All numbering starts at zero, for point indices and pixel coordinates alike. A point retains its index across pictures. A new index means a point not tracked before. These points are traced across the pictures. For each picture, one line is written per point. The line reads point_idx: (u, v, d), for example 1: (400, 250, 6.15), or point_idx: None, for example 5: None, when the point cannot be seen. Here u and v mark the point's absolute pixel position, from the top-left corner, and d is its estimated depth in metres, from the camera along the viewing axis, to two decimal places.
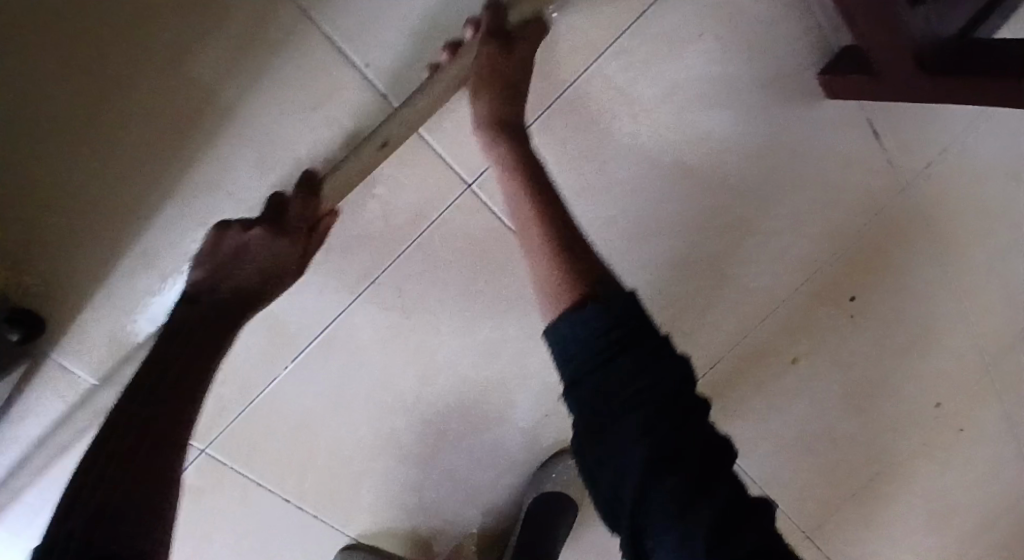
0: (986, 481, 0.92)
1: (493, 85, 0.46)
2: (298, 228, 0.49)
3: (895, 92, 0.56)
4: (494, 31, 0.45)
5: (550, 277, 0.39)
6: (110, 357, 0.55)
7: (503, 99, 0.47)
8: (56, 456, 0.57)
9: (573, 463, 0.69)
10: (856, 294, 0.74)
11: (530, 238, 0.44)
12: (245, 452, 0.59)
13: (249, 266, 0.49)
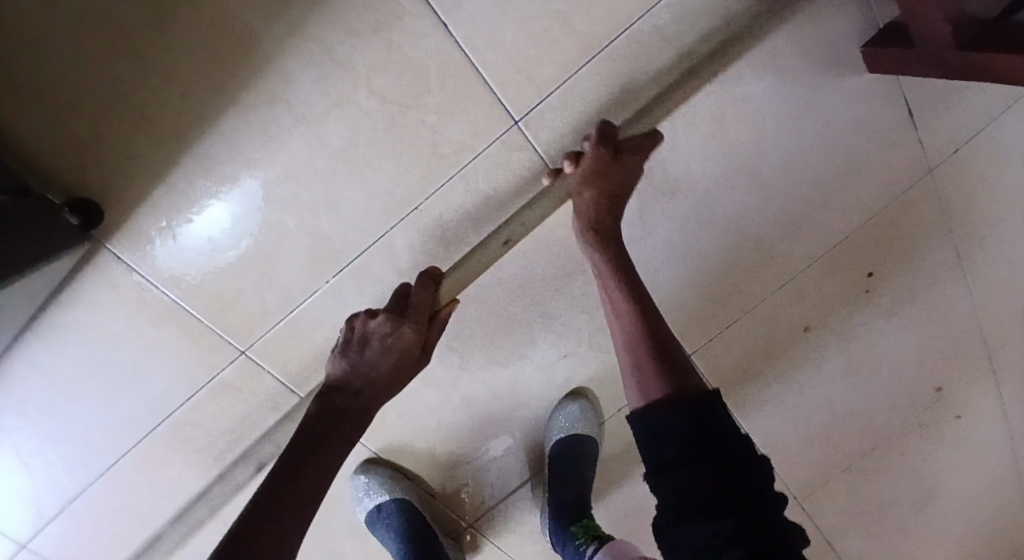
0: (976, 468, 0.96)
1: (595, 191, 0.57)
2: (417, 311, 0.56)
3: (928, 64, 0.58)
4: (603, 140, 0.57)
5: (641, 378, 0.49)
6: (164, 263, 0.58)
7: (601, 203, 0.58)
8: (100, 354, 0.59)
9: (584, 411, 0.73)
10: (873, 271, 0.76)
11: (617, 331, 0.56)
12: (283, 357, 0.63)
13: (379, 353, 0.56)
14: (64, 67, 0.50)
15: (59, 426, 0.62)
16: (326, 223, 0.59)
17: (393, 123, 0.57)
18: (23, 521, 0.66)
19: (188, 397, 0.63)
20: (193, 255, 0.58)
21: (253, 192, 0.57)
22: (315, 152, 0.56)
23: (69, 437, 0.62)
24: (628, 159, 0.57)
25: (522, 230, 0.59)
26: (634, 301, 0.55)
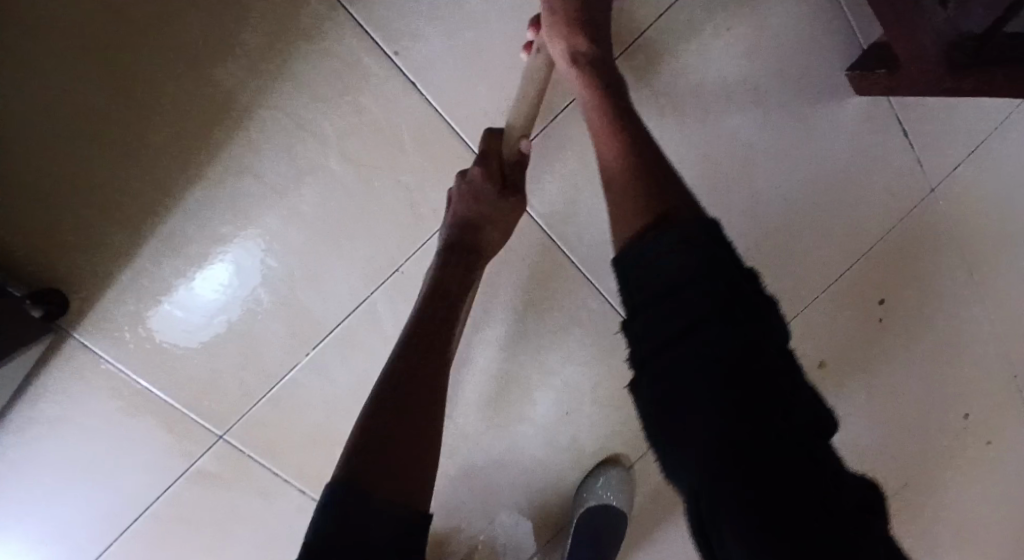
0: None
1: (569, 28, 0.48)
2: (487, 162, 0.52)
3: (921, 87, 0.56)
4: None
5: (631, 203, 0.41)
6: (153, 339, 0.55)
7: (580, 41, 0.48)
8: (68, 448, 0.56)
9: (619, 478, 0.67)
10: (884, 298, 0.72)
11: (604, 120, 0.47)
12: (266, 437, 0.59)
13: (458, 205, 0.52)
14: (24, 154, 0.48)
15: (23, 534, 0.57)
16: (302, 292, 0.56)
17: (368, 185, 0.54)
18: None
19: (165, 489, 0.59)
20: (184, 329, 0.55)
21: (243, 260, 0.54)
22: (287, 221, 0.54)
23: (36, 544, 0.58)
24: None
25: (532, 91, 0.50)
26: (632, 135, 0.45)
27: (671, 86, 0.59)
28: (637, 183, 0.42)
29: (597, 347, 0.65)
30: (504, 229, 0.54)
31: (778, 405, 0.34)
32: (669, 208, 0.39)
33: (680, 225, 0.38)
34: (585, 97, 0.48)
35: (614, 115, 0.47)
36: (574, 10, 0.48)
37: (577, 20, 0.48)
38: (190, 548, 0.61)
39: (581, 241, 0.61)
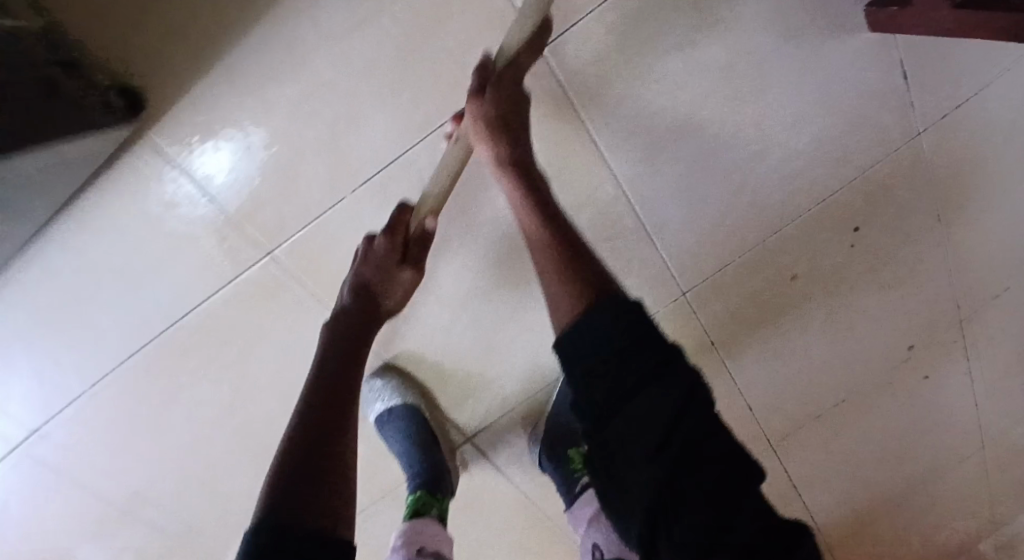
0: (932, 421, 1.07)
1: (487, 139, 0.56)
2: (394, 231, 0.60)
3: (917, 25, 0.63)
4: (477, 87, 0.55)
5: (561, 302, 0.50)
6: (176, 186, 0.60)
7: (495, 147, 0.56)
8: (128, 247, 0.62)
9: None
10: (858, 227, 0.82)
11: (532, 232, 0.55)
12: (308, 260, 0.68)
13: (361, 268, 0.62)
14: None
15: (85, 315, 0.65)
16: (353, 134, 0.61)
17: (424, 40, 0.58)
18: (51, 410, 0.71)
19: (215, 291, 0.67)
20: (198, 185, 0.60)
21: (247, 146, 0.59)
22: (345, 65, 0.57)
23: (99, 324, 0.67)
24: (511, 78, 0.54)
25: (443, 184, 0.58)
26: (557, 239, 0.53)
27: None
28: (569, 270, 0.51)
29: (601, 226, 0.73)
30: (399, 288, 0.64)
31: (690, 463, 0.44)
32: (591, 295, 0.48)
33: (596, 301, 0.48)
34: (517, 205, 0.57)
35: (541, 211, 0.55)
36: (495, 119, 0.55)
37: (499, 135, 0.55)
38: (240, 340, 0.72)
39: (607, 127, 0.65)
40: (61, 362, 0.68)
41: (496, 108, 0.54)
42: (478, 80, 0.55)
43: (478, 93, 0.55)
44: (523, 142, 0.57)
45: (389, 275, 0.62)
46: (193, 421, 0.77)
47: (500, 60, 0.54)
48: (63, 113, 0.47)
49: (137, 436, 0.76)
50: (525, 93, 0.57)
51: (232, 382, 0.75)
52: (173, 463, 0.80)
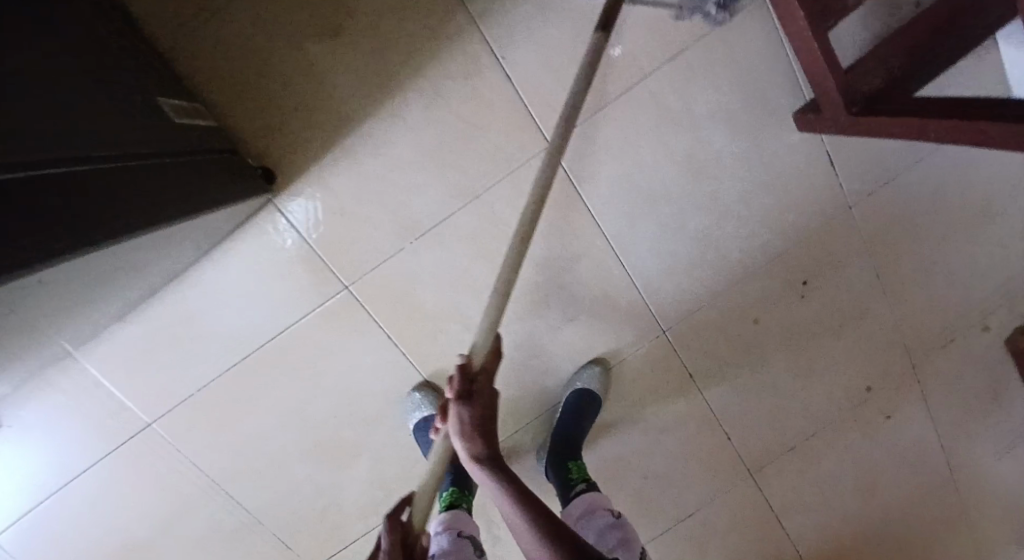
0: (903, 462, 1.20)
1: (471, 438, 0.59)
2: None
3: (831, 127, 0.84)
4: (459, 396, 0.60)
5: None
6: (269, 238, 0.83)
7: (477, 446, 0.59)
8: (248, 276, 0.84)
9: (599, 374, 0.99)
10: (806, 280, 1.03)
11: (512, 509, 0.58)
12: (372, 294, 0.87)
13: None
14: (267, 79, 0.77)
15: (206, 330, 0.85)
16: (416, 198, 0.85)
17: (469, 136, 0.83)
18: (159, 407, 0.88)
19: (302, 317, 0.87)
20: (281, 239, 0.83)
21: (312, 209, 0.83)
22: (415, 150, 0.83)
23: (212, 339, 0.86)
24: (488, 394, 0.63)
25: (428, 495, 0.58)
26: (540, 519, 0.56)
27: (673, 104, 0.88)
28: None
29: (597, 274, 0.95)
30: None
31: None
32: None
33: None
34: (498, 491, 0.59)
35: (530, 503, 0.57)
36: (481, 424, 0.60)
37: (482, 433, 0.60)
38: (309, 363, 0.89)
39: (597, 198, 0.91)
40: (176, 364, 0.86)
41: (482, 402, 0.61)
42: (468, 387, 0.61)
43: (468, 399, 0.60)
44: (493, 439, 0.61)
45: None
46: (265, 429, 0.92)
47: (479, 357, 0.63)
48: (233, 182, 0.72)
49: (219, 436, 0.91)
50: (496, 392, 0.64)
51: (300, 397, 0.91)
52: (240, 467, 0.93)
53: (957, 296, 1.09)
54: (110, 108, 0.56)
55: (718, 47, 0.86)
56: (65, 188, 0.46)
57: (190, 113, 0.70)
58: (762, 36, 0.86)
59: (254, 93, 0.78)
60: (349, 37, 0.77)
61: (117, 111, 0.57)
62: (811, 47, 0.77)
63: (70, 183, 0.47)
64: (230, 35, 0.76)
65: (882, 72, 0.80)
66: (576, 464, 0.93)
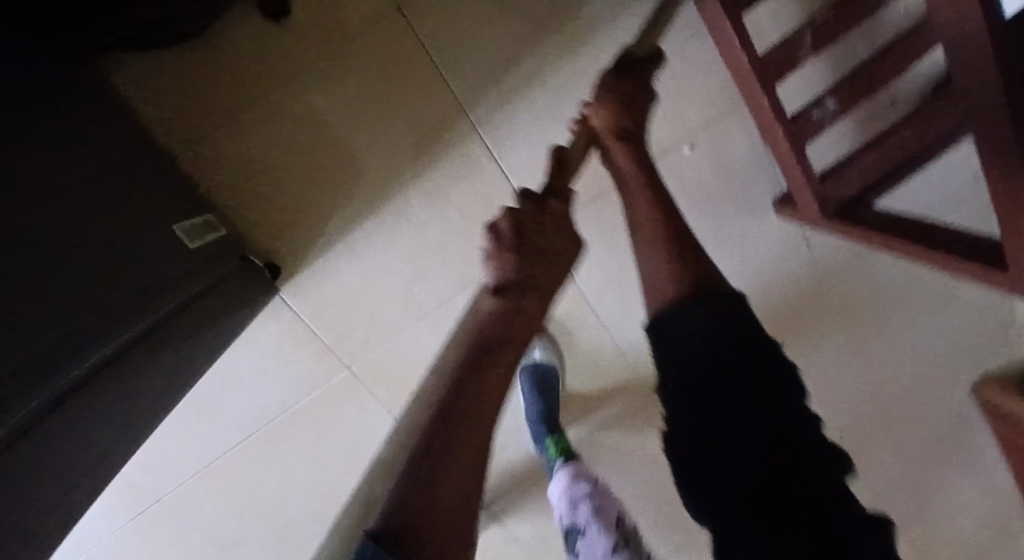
0: (882, 518, 1.25)
1: (613, 110, 0.61)
2: (540, 203, 0.57)
3: (813, 223, 0.89)
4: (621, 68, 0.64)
5: (663, 264, 0.54)
6: (262, 325, 0.86)
7: (624, 121, 0.62)
8: (254, 360, 0.88)
9: (546, 345, 0.96)
10: (785, 352, 1.09)
11: (646, 213, 0.58)
12: (374, 374, 0.92)
13: (515, 240, 0.54)
14: (279, 180, 0.81)
15: (213, 411, 0.89)
16: (417, 287, 0.89)
17: (471, 230, 0.87)
18: (165, 478, 0.91)
19: (307, 396, 0.91)
20: (275, 326, 0.87)
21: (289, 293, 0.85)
22: (418, 243, 0.87)
23: (218, 419, 0.90)
24: (642, 75, 0.64)
25: (581, 142, 0.64)
26: (668, 218, 0.57)
27: (660, 197, 0.94)
28: (676, 257, 0.54)
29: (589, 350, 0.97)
30: (557, 264, 0.55)
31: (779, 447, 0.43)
32: (699, 283, 0.50)
33: (711, 292, 0.49)
34: (632, 170, 0.61)
35: (664, 204, 0.58)
36: (622, 108, 0.61)
37: (625, 107, 0.62)
38: (313, 438, 0.94)
39: (590, 283, 0.93)
40: (182, 438, 0.90)
41: (632, 82, 0.63)
42: (624, 63, 0.64)
43: (616, 71, 0.63)
44: (643, 114, 0.63)
45: (558, 239, 0.56)
46: (268, 500, 0.96)
47: (641, 48, 0.66)
48: (242, 291, 0.77)
49: (223, 507, 0.95)
50: (653, 89, 0.65)
51: (303, 472, 0.95)
52: (244, 536, 0.97)
53: (931, 372, 1.15)
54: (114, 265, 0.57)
55: (706, 145, 0.92)
56: (100, 372, 0.50)
57: (200, 229, 0.73)
58: (744, 134, 0.92)
59: (266, 191, 0.81)
60: (355, 147, 0.81)
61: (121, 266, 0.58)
62: (790, 160, 0.82)
63: (102, 366, 0.50)
64: (243, 139, 0.79)
65: (865, 178, 0.84)
66: (554, 439, 0.91)
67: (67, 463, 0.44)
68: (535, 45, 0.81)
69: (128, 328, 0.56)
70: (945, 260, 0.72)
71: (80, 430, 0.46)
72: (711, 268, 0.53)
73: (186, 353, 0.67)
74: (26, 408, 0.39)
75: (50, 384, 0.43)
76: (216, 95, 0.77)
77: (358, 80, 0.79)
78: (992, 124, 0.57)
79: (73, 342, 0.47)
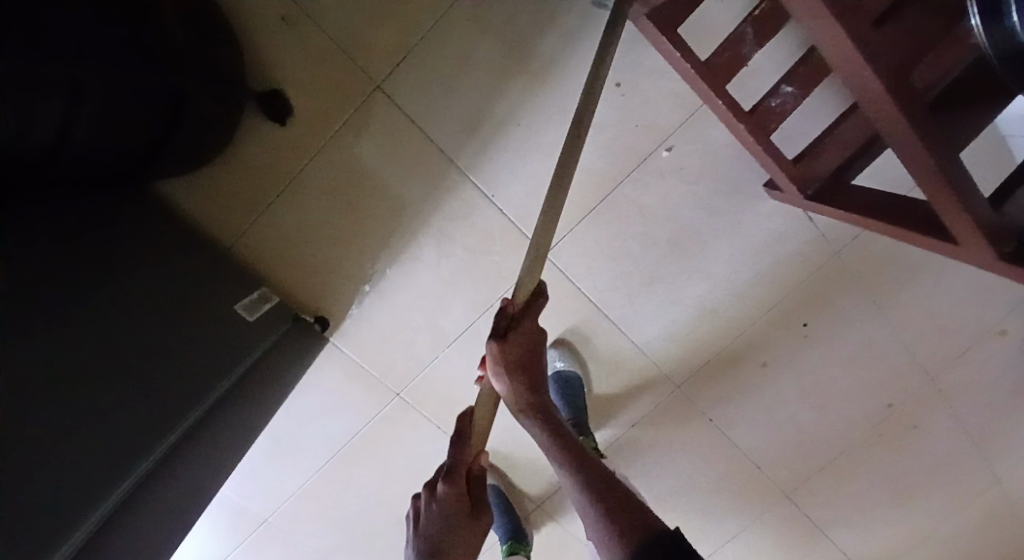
0: (938, 462, 1.27)
1: (506, 374, 0.61)
2: (454, 477, 0.63)
3: (795, 203, 0.95)
4: (498, 331, 0.62)
5: (611, 547, 0.51)
6: (320, 368, 1.03)
7: (513, 382, 0.60)
8: (319, 399, 1.05)
9: (564, 354, 1.10)
10: (806, 322, 1.13)
11: (572, 476, 0.57)
12: (419, 396, 1.07)
13: (432, 525, 0.62)
14: (312, 250, 0.97)
15: (296, 444, 1.07)
16: (441, 318, 1.02)
17: (478, 261, 0.99)
18: (269, 504, 1.11)
19: (369, 422, 1.07)
20: (331, 367, 1.03)
21: (338, 338, 1.02)
22: (435, 281, 1.00)
23: (302, 450, 1.08)
24: (526, 327, 0.63)
25: (488, 408, 0.66)
26: (601, 486, 0.55)
27: (648, 200, 1.00)
28: (611, 522, 0.52)
29: (607, 347, 1.11)
30: (471, 543, 0.62)
31: None
32: (647, 533, 0.50)
33: (649, 537, 0.50)
34: (542, 440, 0.60)
35: (599, 484, 0.55)
36: (518, 361, 0.61)
37: (521, 377, 0.61)
38: (381, 455, 1.11)
39: (597, 289, 1.06)
40: (278, 468, 1.09)
41: (518, 341, 0.62)
42: (502, 325, 0.62)
43: (501, 337, 0.61)
44: (530, 366, 0.62)
45: (465, 518, 0.62)
46: (356, 509, 1.15)
47: (517, 296, 0.64)
48: (290, 350, 0.93)
49: (322, 518, 1.14)
50: (542, 333, 0.64)
51: (381, 481, 1.13)
52: (344, 538, 1.17)
53: (964, 313, 1.15)
54: (172, 362, 0.72)
55: (684, 145, 0.97)
56: (164, 456, 0.64)
57: (256, 303, 0.91)
58: (718, 126, 0.96)
59: (303, 261, 0.97)
60: (365, 209, 0.95)
61: (178, 362, 0.73)
62: (761, 153, 0.88)
63: (164, 453, 0.64)
64: (279, 223, 0.95)
65: (839, 154, 0.87)
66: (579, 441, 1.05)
67: (158, 523, 0.61)
68: (501, 90, 0.90)
69: (185, 415, 0.69)
70: (915, 238, 0.74)
71: (163, 499, 0.62)
72: (641, 508, 0.54)
73: (247, 413, 0.82)
74: (108, 498, 0.55)
75: (127, 473, 0.58)
76: (247, 189, 0.93)
77: (356, 153, 0.92)
78: (902, 129, 0.58)
79: (151, 430, 0.63)
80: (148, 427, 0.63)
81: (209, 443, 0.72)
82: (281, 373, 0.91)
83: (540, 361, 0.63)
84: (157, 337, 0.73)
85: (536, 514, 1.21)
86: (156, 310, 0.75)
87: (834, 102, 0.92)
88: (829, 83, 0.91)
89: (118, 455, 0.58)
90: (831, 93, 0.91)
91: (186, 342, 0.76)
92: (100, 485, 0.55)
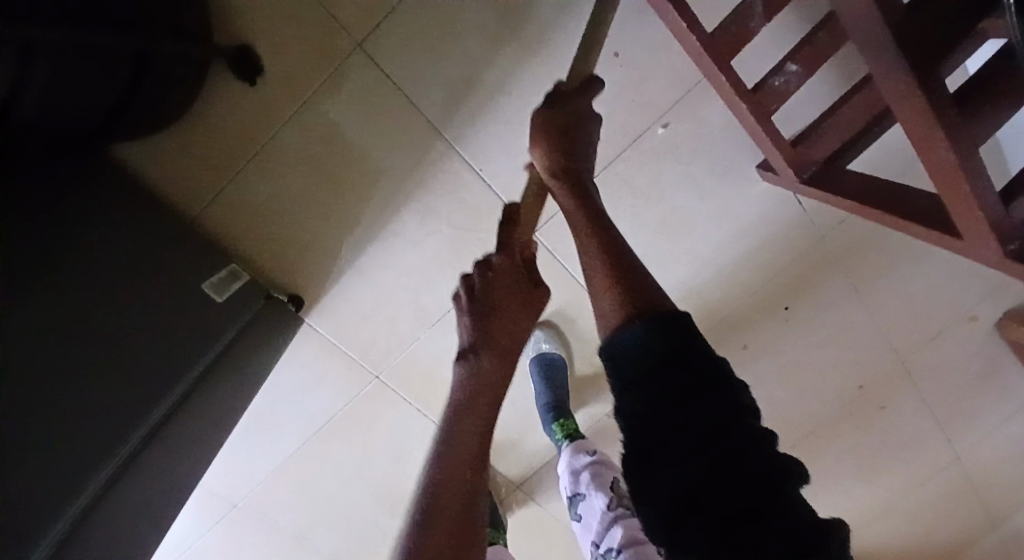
0: (902, 440, 1.32)
1: (546, 138, 0.59)
2: (511, 254, 0.62)
3: (790, 186, 0.92)
4: (547, 106, 0.60)
5: (612, 297, 0.45)
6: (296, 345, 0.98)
7: (553, 149, 0.58)
8: (295, 378, 1.00)
9: (547, 335, 1.08)
10: (788, 306, 1.13)
11: (589, 258, 0.50)
12: (398, 377, 1.03)
13: (481, 290, 0.60)
14: (283, 222, 0.90)
15: (268, 425, 1.03)
16: (423, 297, 0.98)
17: (464, 238, 0.95)
18: (239, 486, 1.07)
19: (347, 402, 1.03)
20: (308, 346, 0.98)
21: (313, 316, 0.96)
22: (418, 259, 0.95)
23: (275, 432, 1.03)
24: (575, 103, 0.61)
25: None
26: (608, 247, 0.49)
27: (638, 179, 0.97)
28: (613, 279, 0.46)
29: (592, 327, 1.08)
30: (525, 311, 0.59)
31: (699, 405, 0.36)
32: (652, 302, 0.42)
33: (653, 312, 0.41)
34: (567, 203, 0.57)
35: (604, 236, 0.50)
36: (558, 127, 0.59)
37: (559, 140, 0.58)
38: (358, 436, 1.07)
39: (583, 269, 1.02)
40: (249, 449, 1.04)
41: (558, 112, 0.60)
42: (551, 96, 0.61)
43: (546, 108, 0.60)
44: (576, 127, 0.60)
45: (523, 288, 0.60)
46: (331, 490, 1.11)
47: (570, 82, 0.63)
48: (260, 334, 0.87)
49: (294, 500, 1.11)
50: (591, 114, 0.61)
51: (357, 463, 1.09)
52: (317, 520, 1.14)
53: (939, 299, 1.17)
54: (128, 357, 0.66)
55: (680, 124, 0.93)
56: (118, 471, 0.58)
57: (225, 281, 0.85)
58: (715, 106, 0.93)
59: (276, 235, 0.91)
60: (346, 180, 0.89)
61: (135, 357, 0.67)
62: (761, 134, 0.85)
63: (119, 466, 0.58)
64: (248, 193, 0.88)
65: (842, 136, 0.84)
66: (560, 423, 1.04)
67: (119, 531, 0.57)
68: (492, 57, 0.84)
69: (144, 421, 0.63)
70: (914, 228, 0.73)
71: (124, 510, 0.58)
72: (648, 281, 0.45)
73: (217, 404, 0.76)
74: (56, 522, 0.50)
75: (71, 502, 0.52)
76: (212, 153, 0.85)
77: (336, 119, 0.85)
78: (923, 121, 0.56)
79: (106, 439, 0.58)
80: (100, 438, 0.57)
81: (176, 443, 0.67)
82: (253, 359, 0.85)
83: (586, 140, 0.60)
84: (112, 329, 0.66)
85: (514, 495, 1.20)
86: (108, 298, 0.68)
87: (834, 83, 0.89)
88: (834, 63, 0.88)
89: (64, 469, 0.53)
90: (833, 73, 0.88)
91: (142, 331, 0.70)
92: (45, 509, 0.50)
